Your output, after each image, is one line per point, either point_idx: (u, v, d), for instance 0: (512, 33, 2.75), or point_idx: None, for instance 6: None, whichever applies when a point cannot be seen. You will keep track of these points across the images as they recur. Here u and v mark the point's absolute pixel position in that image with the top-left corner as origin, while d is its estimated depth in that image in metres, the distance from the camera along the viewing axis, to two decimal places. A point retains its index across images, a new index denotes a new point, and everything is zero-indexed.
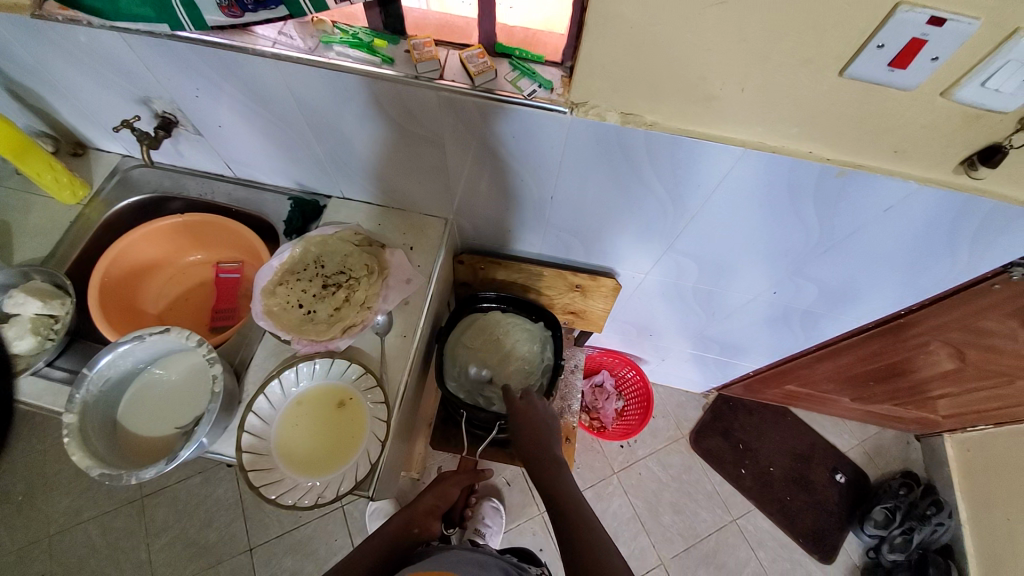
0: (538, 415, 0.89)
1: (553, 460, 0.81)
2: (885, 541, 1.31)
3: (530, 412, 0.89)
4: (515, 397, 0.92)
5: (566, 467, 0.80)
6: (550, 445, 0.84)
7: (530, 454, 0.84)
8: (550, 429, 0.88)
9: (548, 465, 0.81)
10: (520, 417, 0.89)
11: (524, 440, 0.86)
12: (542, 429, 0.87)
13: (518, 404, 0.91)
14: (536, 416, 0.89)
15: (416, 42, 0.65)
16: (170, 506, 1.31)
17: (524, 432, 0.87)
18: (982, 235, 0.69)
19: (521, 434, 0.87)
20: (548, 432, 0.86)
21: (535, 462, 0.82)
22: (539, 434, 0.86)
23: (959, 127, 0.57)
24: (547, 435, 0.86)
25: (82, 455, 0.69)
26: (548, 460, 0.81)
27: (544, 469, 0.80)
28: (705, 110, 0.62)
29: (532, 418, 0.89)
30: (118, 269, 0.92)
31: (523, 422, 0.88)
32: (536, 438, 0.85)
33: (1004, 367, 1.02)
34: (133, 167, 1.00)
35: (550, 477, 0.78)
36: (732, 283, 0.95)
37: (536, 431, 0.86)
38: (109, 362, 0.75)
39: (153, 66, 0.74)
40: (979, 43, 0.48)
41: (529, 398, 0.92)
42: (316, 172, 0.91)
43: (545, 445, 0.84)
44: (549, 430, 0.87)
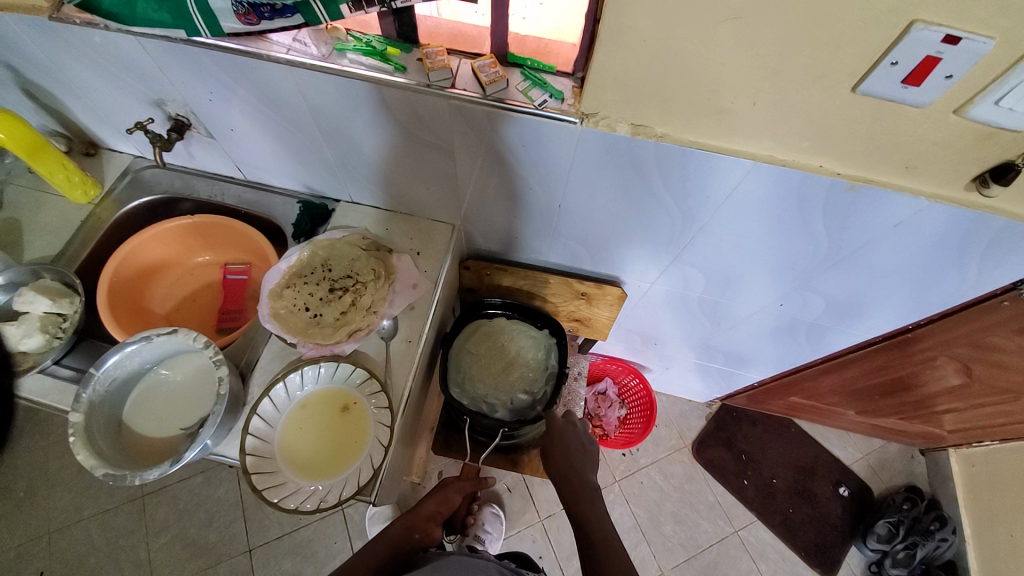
0: (574, 439, 0.88)
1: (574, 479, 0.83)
2: (888, 556, 1.30)
3: (565, 435, 0.89)
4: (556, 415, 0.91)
5: (598, 493, 0.82)
6: (583, 473, 0.84)
7: (559, 470, 0.85)
8: (586, 455, 0.87)
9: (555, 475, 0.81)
10: (554, 439, 0.89)
11: (560, 463, 0.86)
12: (577, 456, 0.86)
13: (554, 424, 0.90)
14: (572, 439, 0.88)
15: (429, 51, 0.66)
16: (171, 505, 1.31)
17: (558, 455, 0.86)
18: (992, 251, 0.69)
19: (555, 457, 0.87)
20: (583, 460, 0.86)
21: (567, 486, 0.83)
22: (573, 460, 0.85)
23: (971, 144, 0.57)
24: (580, 461, 0.85)
25: (87, 455, 0.69)
26: (579, 485, 0.82)
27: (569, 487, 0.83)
28: (716, 122, 0.62)
29: (567, 441, 0.88)
30: (127, 269, 0.92)
31: (557, 445, 0.88)
32: (568, 462, 0.85)
33: (1011, 385, 1.01)
34: (145, 168, 1.00)
35: (577, 498, 0.81)
36: (739, 294, 0.94)
37: (570, 456, 0.86)
38: (116, 362, 0.75)
39: (167, 69, 0.74)
40: (993, 63, 0.48)
41: (569, 419, 0.92)
42: (325, 176, 0.92)
43: (579, 472, 0.84)
44: (583, 457, 0.86)
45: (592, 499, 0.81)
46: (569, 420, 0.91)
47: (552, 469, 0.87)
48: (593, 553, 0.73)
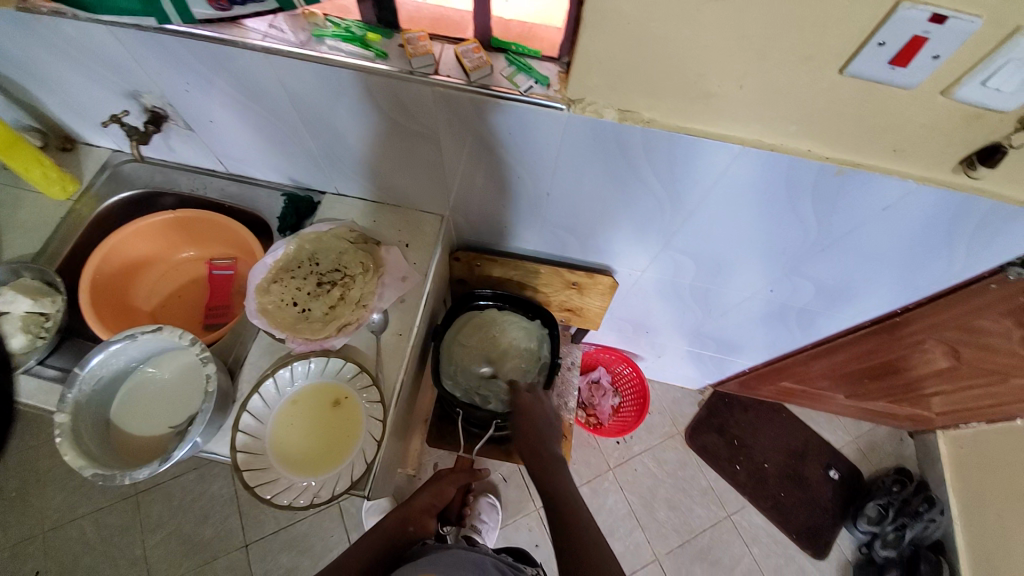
0: (541, 411, 0.90)
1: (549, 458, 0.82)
2: (878, 537, 1.32)
3: (531, 408, 0.90)
4: (522, 390, 0.92)
5: (562, 462, 0.82)
6: (548, 444, 0.85)
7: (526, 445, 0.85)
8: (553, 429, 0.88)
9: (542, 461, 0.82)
10: (520, 413, 0.90)
11: (524, 437, 0.86)
12: (541, 427, 0.87)
13: (521, 399, 0.91)
14: (538, 413, 0.90)
15: (410, 36, 0.65)
16: (165, 502, 1.31)
17: (524, 427, 0.87)
18: (980, 233, 0.69)
19: (521, 430, 0.88)
20: (548, 431, 0.87)
21: (531, 456, 0.84)
22: (542, 434, 0.86)
23: (959, 126, 0.57)
24: (546, 432, 0.86)
25: (74, 456, 0.68)
26: (547, 458, 0.82)
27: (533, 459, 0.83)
28: (703, 107, 0.61)
29: (534, 414, 0.89)
30: (110, 266, 0.90)
31: (524, 418, 0.89)
32: (536, 436, 0.86)
33: (998, 366, 1.02)
34: (124, 162, 0.98)
35: (544, 472, 0.80)
36: (729, 281, 0.94)
37: (536, 428, 0.87)
38: (101, 361, 0.74)
39: (142, 60, 0.72)
40: (980, 42, 0.48)
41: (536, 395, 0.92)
42: (310, 168, 0.90)
43: (544, 444, 0.84)
44: (548, 428, 0.87)
45: (559, 470, 0.80)
46: (536, 394, 0.92)
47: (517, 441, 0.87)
48: (565, 533, 0.71)
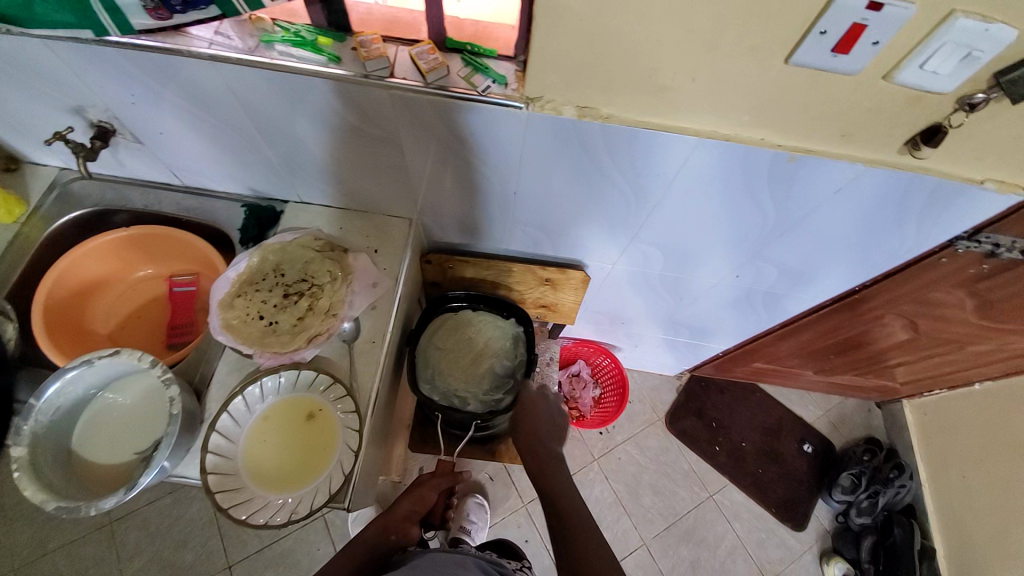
0: (544, 412, 0.91)
1: (551, 457, 0.85)
2: (853, 506, 1.37)
3: (535, 406, 0.91)
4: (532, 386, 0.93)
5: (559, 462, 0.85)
6: (548, 444, 0.87)
7: (529, 444, 0.87)
8: (555, 427, 0.90)
9: (544, 461, 0.84)
10: (525, 407, 0.92)
11: (528, 431, 0.88)
12: (543, 429, 0.89)
13: (527, 395, 0.93)
14: (542, 413, 0.91)
15: (364, 39, 0.63)
16: (141, 529, 1.26)
17: (527, 422, 0.89)
18: (928, 211, 0.72)
19: (523, 426, 0.89)
20: (549, 432, 0.88)
21: (532, 453, 0.85)
22: (541, 435, 0.88)
23: (902, 109, 0.59)
24: (548, 433, 0.88)
25: (34, 490, 0.65)
26: (544, 456, 0.85)
27: (534, 456, 0.85)
28: (659, 100, 0.62)
29: (538, 413, 0.91)
30: (62, 290, 0.87)
31: (527, 414, 0.90)
32: (537, 435, 0.87)
33: (955, 335, 1.07)
34: (73, 180, 0.94)
35: (541, 467, 0.83)
36: (697, 269, 0.96)
37: (539, 427, 0.89)
38: (57, 390, 0.71)
39: (82, 73, 0.69)
40: (916, 27, 0.49)
41: (543, 392, 0.94)
42: (270, 177, 0.88)
43: (545, 445, 0.86)
44: (549, 430, 0.89)
45: (555, 468, 0.83)
46: (541, 393, 0.93)
47: (520, 435, 0.89)
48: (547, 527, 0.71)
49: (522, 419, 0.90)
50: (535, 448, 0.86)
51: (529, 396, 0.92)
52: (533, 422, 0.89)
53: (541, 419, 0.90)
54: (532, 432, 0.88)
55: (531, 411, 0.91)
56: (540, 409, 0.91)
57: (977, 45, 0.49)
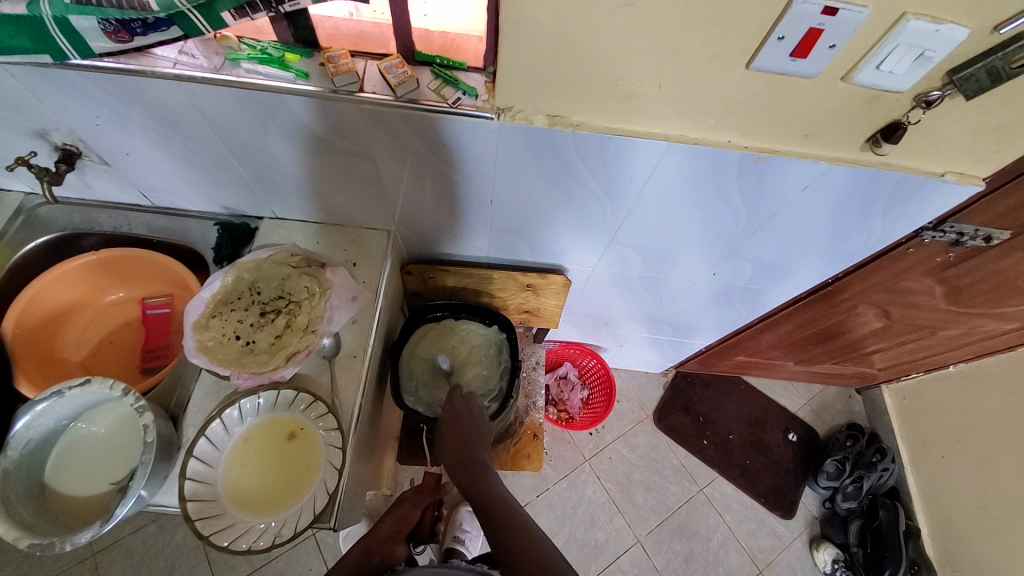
0: (469, 424, 0.88)
1: (475, 460, 0.80)
2: (839, 491, 1.40)
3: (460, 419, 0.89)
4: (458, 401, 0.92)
5: (488, 468, 0.79)
6: (474, 450, 0.82)
7: (453, 450, 0.82)
8: (480, 436, 0.87)
9: (470, 464, 0.79)
10: (450, 421, 0.88)
11: (453, 438, 0.84)
12: (469, 435, 0.85)
13: (452, 407, 0.91)
14: (467, 424, 0.88)
15: (331, 54, 0.63)
16: (126, 559, 1.23)
17: (450, 432, 0.86)
18: (892, 202, 0.73)
19: (448, 433, 0.86)
20: (476, 437, 0.85)
21: (457, 460, 0.80)
22: (467, 438, 0.84)
23: (862, 107, 0.60)
24: (473, 440, 0.84)
25: (5, 528, 0.63)
26: (471, 460, 0.80)
27: (464, 465, 0.79)
28: (626, 107, 0.62)
29: (462, 423, 0.88)
30: (29, 318, 0.84)
31: (451, 426, 0.87)
32: (463, 440, 0.84)
33: (927, 321, 1.10)
34: (41, 205, 0.91)
35: (468, 473, 0.77)
36: (675, 268, 0.97)
37: (463, 435, 0.85)
38: (27, 423, 0.69)
39: (42, 95, 0.67)
40: (869, 30, 0.51)
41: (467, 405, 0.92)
42: (243, 194, 0.87)
43: (472, 449, 0.82)
44: (475, 436, 0.86)
45: (482, 473, 0.77)
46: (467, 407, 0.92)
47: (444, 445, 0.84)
48: None
49: (446, 426, 0.87)
50: (461, 452, 0.81)
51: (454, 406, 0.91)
52: (457, 428, 0.87)
53: (467, 427, 0.87)
54: (457, 437, 0.84)
55: (456, 419, 0.88)
56: (467, 419, 0.89)
57: (929, 45, 0.50)
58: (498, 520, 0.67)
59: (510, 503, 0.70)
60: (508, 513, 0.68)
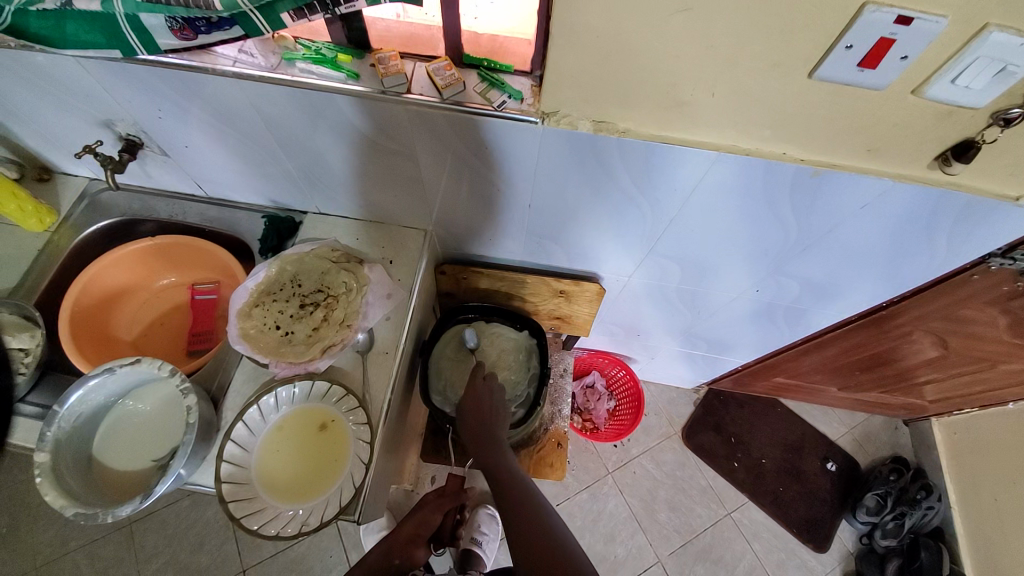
0: (488, 401, 0.89)
1: (492, 440, 0.82)
2: (878, 527, 1.32)
3: (480, 397, 0.89)
4: (478, 376, 0.92)
5: (504, 447, 0.81)
6: (493, 430, 0.84)
7: (472, 429, 0.85)
8: (498, 413, 0.88)
9: (487, 444, 0.82)
10: (470, 400, 0.89)
11: (472, 420, 0.86)
12: (487, 415, 0.87)
13: (473, 386, 0.91)
14: (485, 402, 0.89)
15: (382, 56, 0.64)
16: (159, 531, 1.29)
17: (470, 414, 0.87)
18: (960, 225, 0.69)
19: (468, 414, 0.88)
20: (493, 416, 0.87)
21: (477, 446, 0.83)
22: (485, 418, 0.86)
23: (932, 124, 0.57)
24: (492, 421, 0.86)
25: (55, 496, 0.67)
26: (488, 439, 0.82)
27: (485, 449, 0.81)
28: (675, 115, 0.61)
29: (481, 402, 0.89)
30: (88, 297, 0.89)
31: (471, 406, 0.88)
32: (482, 420, 0.86)
33: (986, 353, 1.03)
34: (102, 190, 0.96)
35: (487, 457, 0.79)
36: (715, 282, 0.94)
37: (482, 417, 0.86)
38: (79, 397, 0.72)
39: (111, 88, 0.71)
40: (947, 42, 0.48)
41: (488, 381, 0.92)
42: (289, 189, 0.89)
43: (490, 428, 0.84)
44: (493, 415, 0.87)
45: (500, 452, 0.80)
46: (487, 384, 0.91)
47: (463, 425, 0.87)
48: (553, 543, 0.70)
49: (465, 406, 0.89)
50: (478, 434, 0.84)
51: (474, 383, 0.91)
52: (475, 408, 0.88)
53: (485, 405, 0.88)
54: (475, 418, 0.86)
55: (475, 397, 0.89)
56: (485, 396, 0.90)
57: (1012, 60, 0.47)
58: (518, 524, 0.67)
59: (532, 509, 0.69)
60: (528, 518, 0.67)
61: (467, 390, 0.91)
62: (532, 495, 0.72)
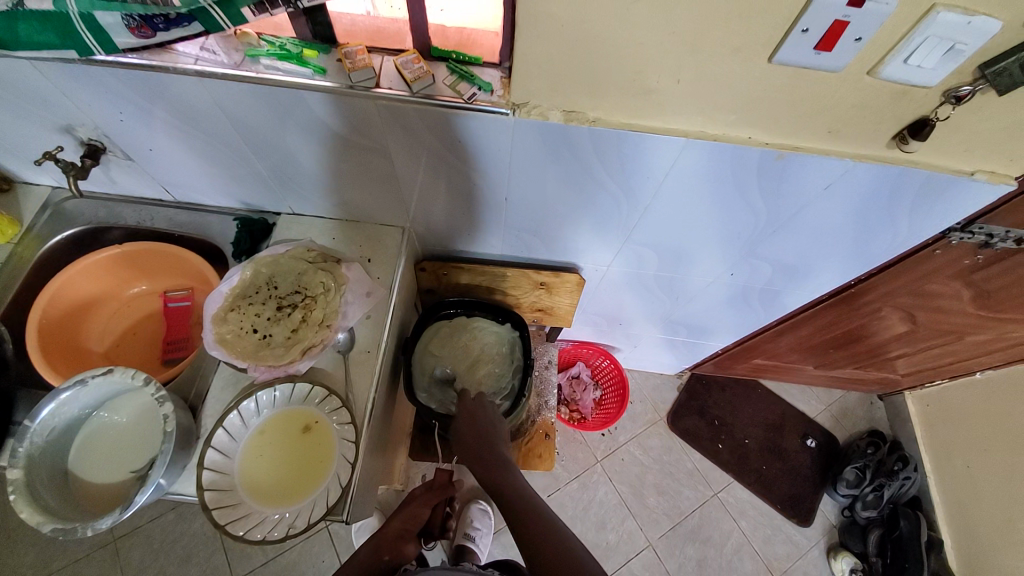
0: (483, 418, 0.90)
1: (493, 453, 0.82)
2: (858, 500, 1.36)
3: (475, 414, 0.90)
4: (468, 397, 0.94)
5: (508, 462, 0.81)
6: (492, 443, 0.84)
7: (469, 446, 0.85)
8: (495, 429, 0.88)
9: (488, 458, 0.82)
10: (466, 415, 0.91)
11: (470, 440, 0.86)
12: (484, 429, 0.87)
13: (466, 407, 0.92)
14: (480, 420, 0.90)
15: (348, 50, 0.63)
16: (145, 546, 1.26)
17: (467, 430, 0.88)
18: (920, 202, 0.71)
19: (464, 434, 0.88)
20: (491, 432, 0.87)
21: (472, 459, 0.83)
22: (482, 434, 0.86)
23: (888, 103, 0.58)
24: (489, 437, 0.86)
25: (30, 512, 0.65)
26: (487, 453, 0.82)
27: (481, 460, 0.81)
28: (643, 102, 0.62)
29: (476, 419, 0.90)
30: (57, 308, 0.87)
31: (466, 424, 0.89)
32: (478, 436, 0.86)
33: (954, 325, 1.06)
34: (66, 199, 0.94)
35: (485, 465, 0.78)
36: (692, 268, 0.96)
37: (479, 431, 0.87)
38: (51, 411, 0.71)
39: (69, 92, 0.69)
40: (898, 22, 0.49)
41: (480, 399, 0.94)
42: (262, 190, 0.88)
43: (488, 443, 0.84)
44: (489, 430, 0.88)
45: (502, 466, 0.79)
46: (479, 401, 0.93)
47: (461, 447, 0.87)
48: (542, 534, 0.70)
49: (460, 428, 0.89)
50: (474, 450, 0.84)
51: (466, 404, 0.92)
52: (470, 427, 0.88)
53: (481, 423, 0.89)
54: (470, 437, 0.86)
55: (469, 418, 0.90)
56: (480, 414, 0.90)
57: (960, 39, 0.49)
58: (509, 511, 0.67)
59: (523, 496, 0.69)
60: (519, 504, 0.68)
61: (460, 414, 0.92)
62: (521, 485, 0.73)
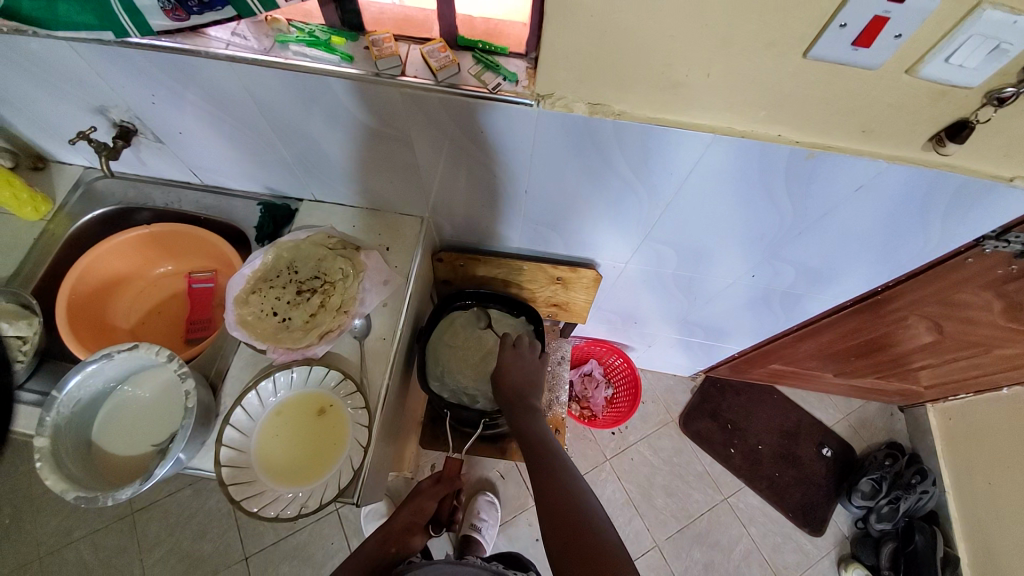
0: (522, 371, 0.88)
1: (528, 409, 0.83)
2: (873, 511, 1.34)
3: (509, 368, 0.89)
4: (507, 345, 0.91)
5: (542, 416, 0.83)
6: (527, 398, 0.85)
7: (506, 397, 0.85)
8: (532, 382, 0.88)
9: (523, 412, 0.83)
10: (503, 370, 0.88)
11: (508, 390, 0.86)
12: (520, 384, 0.86)
13: (504, 356, 0.90)
14: (517, 371, 0.88)
15: (376, 38, 0.63)
16: (162, 520, 1.29)
17: (505, 386, 0.86)
18: (955, 208, 0.69)
19: (503, 384, 0.86)
20: (527, 387, 0.87)
21: (509, 410, 0.84)
22: (519, 388, 0.86)
23: (926, 103, 0.57)
24: (526, 389, 0.86)
25: (55, 480, 0.67)
26: (521, 406, 0.84)
27: (515, 415, 0.82)
28: (671, 97, 0.61)
29: (513, 371, 0.88)
30: (86, 285, 0.89)
31: (506, 374, 0.87)
32: (516, 390, 0.86)
33: (982, 338, 1.03)
34: (97, 179, 0.96)
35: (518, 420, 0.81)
36: (712, 268, 0.95)
37: (515, 384, 0.87)
38: (78, 383, 0.73)
39: (104, 73, 0.70)
40: (941, 19, 0.47)
41: (517, 349, 0.91)
42: (285, 176, 0.89)
43: (524, 398, 0.85)
44: (526, 383, 0.87)
45: (537, 422, 0.81)
46: (518, 350, 0.91)
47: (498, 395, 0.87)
48: None
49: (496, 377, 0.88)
50: (512, 401, 0.84)
51: (503, 352, 0.90)
52: (507, 378, 0.87)
53: (519, 374, 0.88)
54: (507, 388, 0.86)
55: (506, 368, 0.88)
56: (516, 364, 0.89)
57: (1006, 37, 0.47)
58: None
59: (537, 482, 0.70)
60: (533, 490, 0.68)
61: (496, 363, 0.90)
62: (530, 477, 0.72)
